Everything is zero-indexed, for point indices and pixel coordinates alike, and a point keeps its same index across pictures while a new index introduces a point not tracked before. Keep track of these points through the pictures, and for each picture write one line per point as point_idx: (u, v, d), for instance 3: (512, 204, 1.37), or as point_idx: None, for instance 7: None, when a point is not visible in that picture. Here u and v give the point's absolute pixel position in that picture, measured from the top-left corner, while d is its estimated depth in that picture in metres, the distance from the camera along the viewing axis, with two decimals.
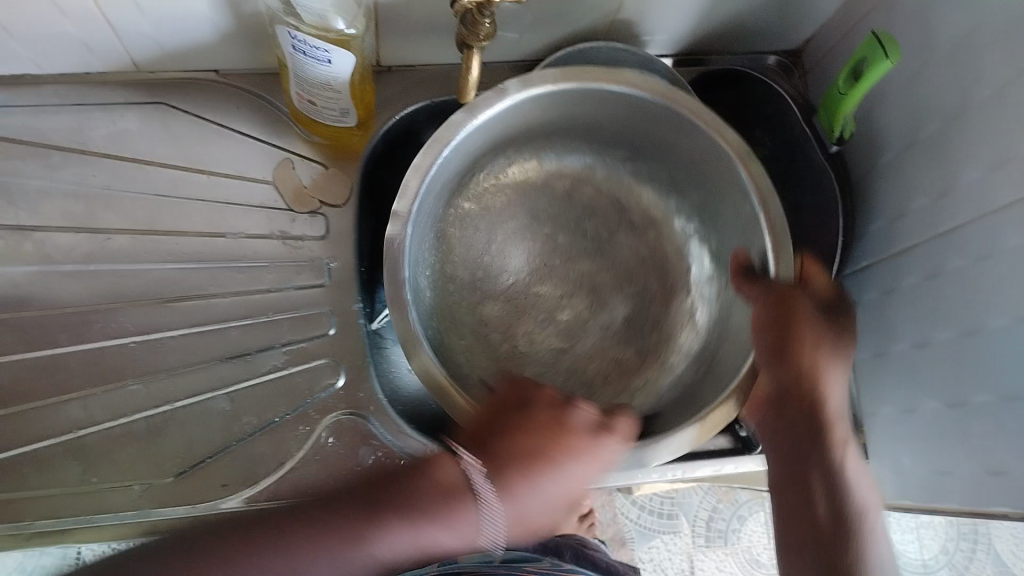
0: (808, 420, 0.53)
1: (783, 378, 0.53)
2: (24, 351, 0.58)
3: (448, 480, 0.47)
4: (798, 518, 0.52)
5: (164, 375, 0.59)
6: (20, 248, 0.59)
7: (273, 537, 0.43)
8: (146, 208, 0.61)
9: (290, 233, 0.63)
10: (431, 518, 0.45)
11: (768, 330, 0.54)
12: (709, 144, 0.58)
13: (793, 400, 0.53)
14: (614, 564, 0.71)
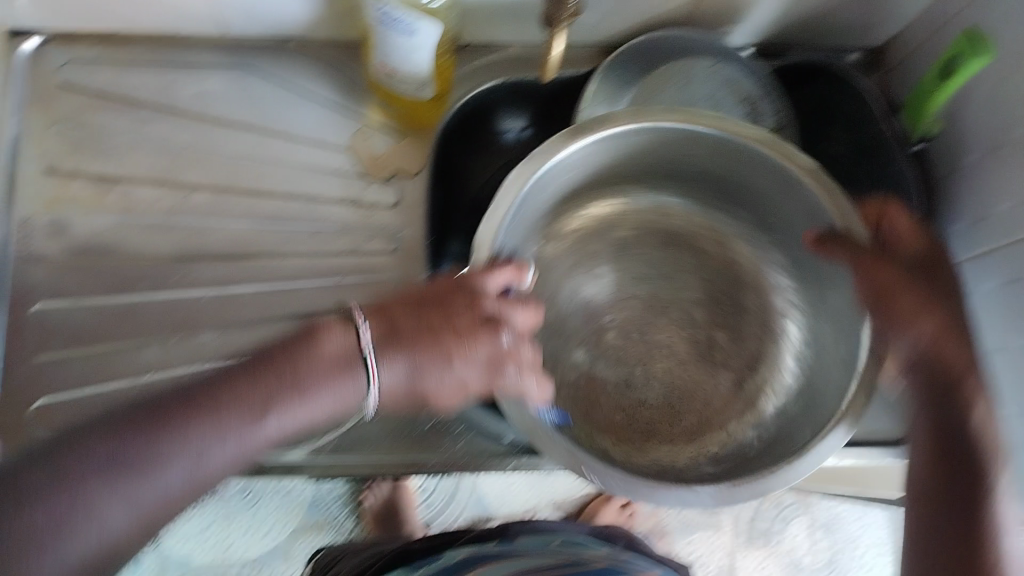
0: (943, 391, 0.47)
1: (915, 342, 0.47)
2: (106, 294, 0.60)
3: (338, 349, 0.44)
4: (936, 502, 0.47)
5: (236, 329, 0.61)
6: (107, 198, 0.62)
7: (168, 413, 0.39)
8: (227, 167, 0.63)
9: (362, 200, 0.64)
10: (316, 385, 0.42)
11: (869, 290, 0.49)
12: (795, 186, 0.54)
13: (930, 369, 0.47)
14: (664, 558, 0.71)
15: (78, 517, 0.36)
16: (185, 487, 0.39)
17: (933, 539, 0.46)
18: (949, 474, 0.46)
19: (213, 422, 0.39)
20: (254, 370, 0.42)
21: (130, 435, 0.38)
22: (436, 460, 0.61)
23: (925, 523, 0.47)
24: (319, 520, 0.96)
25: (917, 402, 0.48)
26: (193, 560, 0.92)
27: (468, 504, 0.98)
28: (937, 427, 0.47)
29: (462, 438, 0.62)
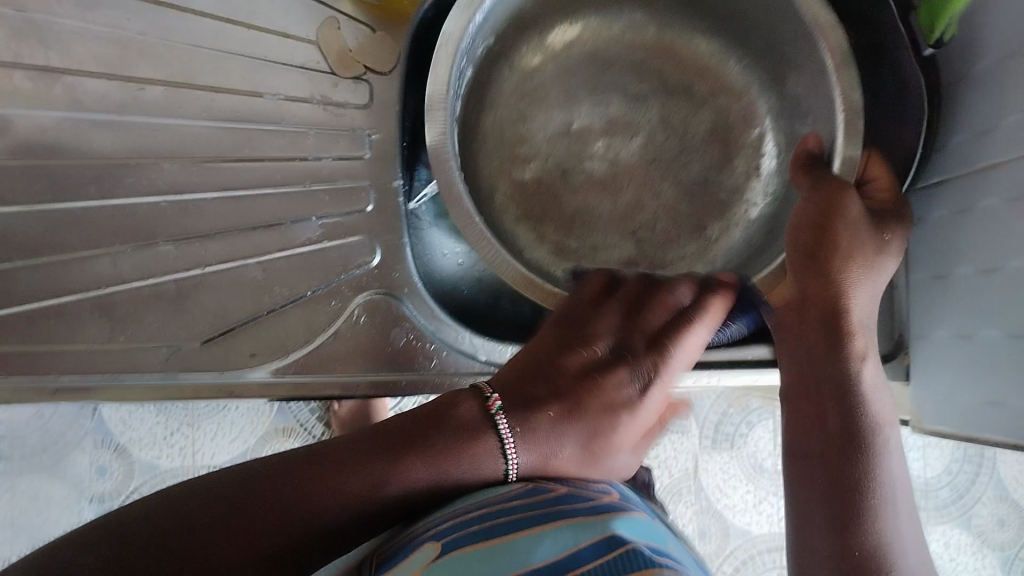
0: (826, 325, 0.51)
1: (807, 282, 0.51)
2: (54, 201, 0.56)
3: (469, 418, 0.47)
4: (804, 433, 0.49)
5: (197, 238, 0.57)
6: (51, 91, 0.56)
7: (338, 466, 0.43)
8: (184, 59, 0.58)
9: (330, 99, 0.59)
10: (453, 457, 0.45)
11: (803, 229, 0.52)
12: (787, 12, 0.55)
13: (816, 305, 0.51)
14: (632, 466, 0.67)
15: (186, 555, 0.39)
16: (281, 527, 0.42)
17: (803, 420, 0.50)
18: (826, 439, 0.48)
19: (363, 480, 0.43)
20: (410, 438, 0.45)
21: (269, 483, 0.42)
22: (410, 376, 0.58)
23: (791, 410, 0.51)
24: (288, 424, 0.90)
25: (792, 356, 0.52)
26: (160, 467, 0.86)
27: None
28: (818, 342, 0.51)
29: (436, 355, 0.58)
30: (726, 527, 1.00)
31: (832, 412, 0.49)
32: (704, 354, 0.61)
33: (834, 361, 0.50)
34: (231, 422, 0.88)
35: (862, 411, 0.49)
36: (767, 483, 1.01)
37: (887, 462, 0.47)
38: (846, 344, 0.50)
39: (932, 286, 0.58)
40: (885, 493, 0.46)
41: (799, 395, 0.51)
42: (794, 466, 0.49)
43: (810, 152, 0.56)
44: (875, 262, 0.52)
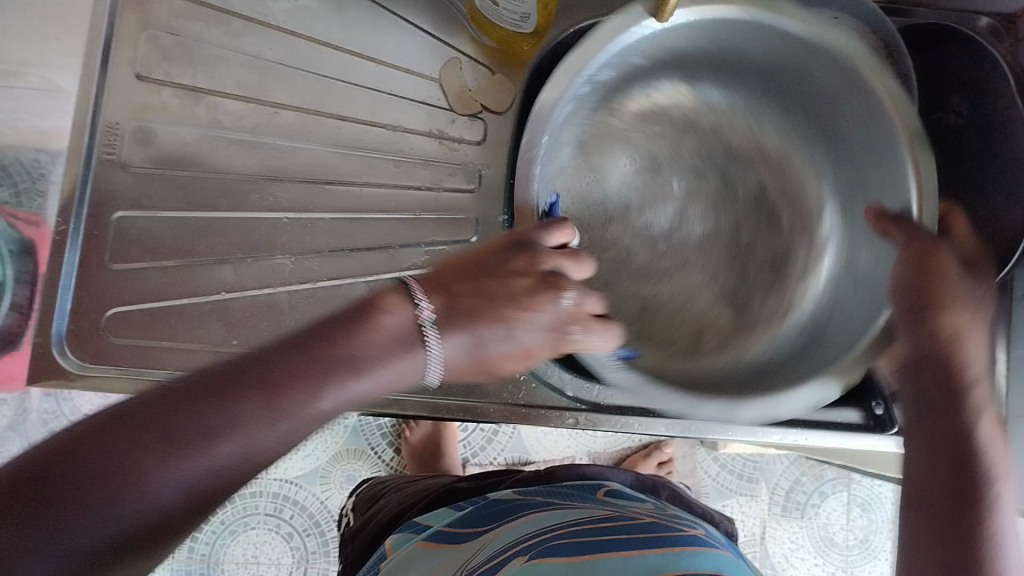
0: (943, 383, 0.45)
1: (915, 339, 0.47)
2: (184, 209, 0.60)
3: (401, 328, 0.43)
4: (924, 485, 0.43)
5: (312, 254, 0.61)
6: (193, 108, 0.61)
7: (269, 384, 0.39)
8: (315, 88, 0.62)
9: (448, 134, 0.63)
10: (379, 363, 0.42)
11: (904, 291, 0.48)
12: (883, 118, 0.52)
13: (930, 365, 0.46)
14: (713, 514, 0.66)
15: (87, 512, 0.35)
16: (225, 475, 0.38)
17: (917, 467, 0.44)
18: (949, 491, 0.42)
19: (311, 385, 0.40)
20: (328, 330, 0.42)
21: (189, 407, 0.37)
22: (497, 404, 0.61)
23: (919, 461, 0.44)
24: (360, 446, 0.96)
25: (910, 411, 0.46)
26: None
27: (507, 446, 0.99)
28: (935, 398, 0.45)
29: (525, 386, 0.61)
30: None
31: (964, 453, 0.43)
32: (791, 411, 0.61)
33: (961, 410, 0.44)
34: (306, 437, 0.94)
35: (983, 463, 0.42)
36: (836, 557, 0.99)
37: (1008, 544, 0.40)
38: (966, 396, 0.45)
39: None
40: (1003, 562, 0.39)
41: (917, 446, 0.45)
42: (911, 510, 0.43)
43: (882, 214, 0.51)
44: (981, 317, 0.47)
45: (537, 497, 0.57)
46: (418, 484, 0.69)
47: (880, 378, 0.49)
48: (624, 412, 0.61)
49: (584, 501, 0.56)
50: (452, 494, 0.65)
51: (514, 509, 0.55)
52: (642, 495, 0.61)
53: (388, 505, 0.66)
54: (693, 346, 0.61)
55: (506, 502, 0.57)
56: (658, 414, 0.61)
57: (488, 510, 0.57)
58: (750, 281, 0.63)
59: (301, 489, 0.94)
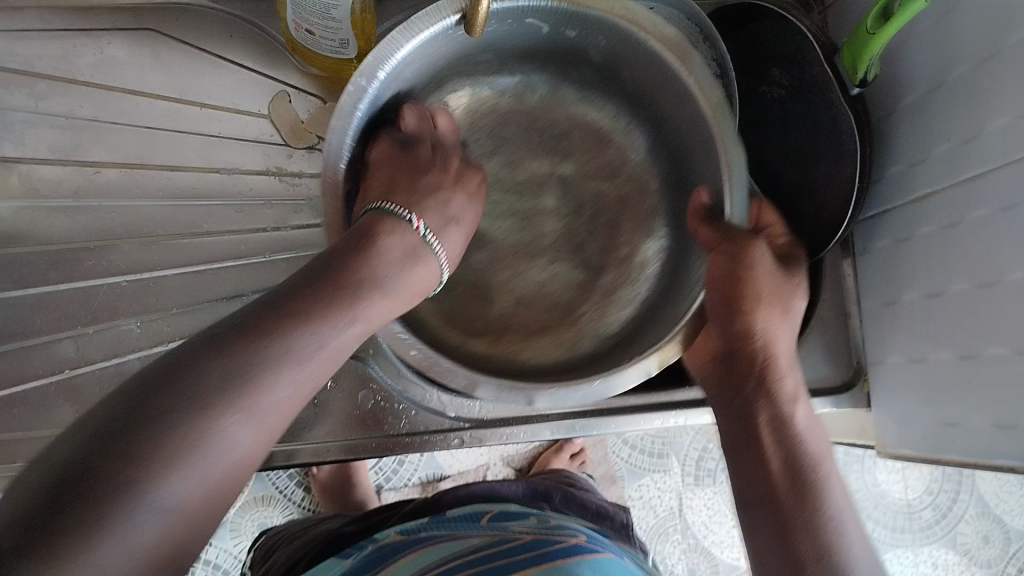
0: (755, 368, 0.50)
1: (729, 328, 0.51)
2: (14, 288, 0.56)
3: (401, 245, 0.48)
4: (750, 479, 0.47)
5: (161, 315, 0.58)
6: (6, 180, 0.57)
7: (268, 338, 0.38)
8: (137, 141, 0.59)
9: (286, 169, 0.61)
10: (393, 286, 0.45)
11: (720, 283, 0.52)
12: (686, 99, 0.55)
13: (742, 351, 0.51)
14: (606, 508, 0.66)
15: (172, 470, 0.33)
16: (293, 402, 0.38)
17: (752, 475, 0.47)
18: (770, 478, 0.46)
19: (336, 316, 0.41)
20: (292, 305, 0.40)
21: (164, 407, 0.34)
22: (378, 438, 0.60)
23: (730, 435, 0.50)
24: (267, 492, 0.90)
25: (728, 417, 0.51)
26: None
27: (420, 464, 0.94)
28: (744, 391, 0.50)
29: (406, 415, 0.60)
30: (714, 565, 0.97)
31: (775, 451, 0.47)
32: (669, 395, 0.64)
33: (758, 409, 0.49)
34: None
35: (798, 446, 0.47)
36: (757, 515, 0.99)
37: (829, 488, 0.45)
38: (770, 385, 0.50)
39: (884, 314, 0.60)
40: (828, 509, 0.44)
41: (741, 453, 0.49)
42: (748, 478, 0.48)
43: (704, 207, 0.54)
44: (788, 305, 0.52)
45: (422, 532, 0.56)
46: (310, 532, 0.66)
47: (695, 367, 0.55)
48: (506, 421, 0.61)
49: (466, 530, 0.55)
50: (341, 541, 0.63)
51: (391, 554, 0.54)
52: (527, 507, 0.61)
53: (279, 559, 0.64)
54: (540, 325, 0.62)
55: (383, 548, 0.55)
56: (542, 420, 0.62)
57: (374, 554, 0.55)
58: (588, 271, 0.64)
59: (210, 548, 0.87)
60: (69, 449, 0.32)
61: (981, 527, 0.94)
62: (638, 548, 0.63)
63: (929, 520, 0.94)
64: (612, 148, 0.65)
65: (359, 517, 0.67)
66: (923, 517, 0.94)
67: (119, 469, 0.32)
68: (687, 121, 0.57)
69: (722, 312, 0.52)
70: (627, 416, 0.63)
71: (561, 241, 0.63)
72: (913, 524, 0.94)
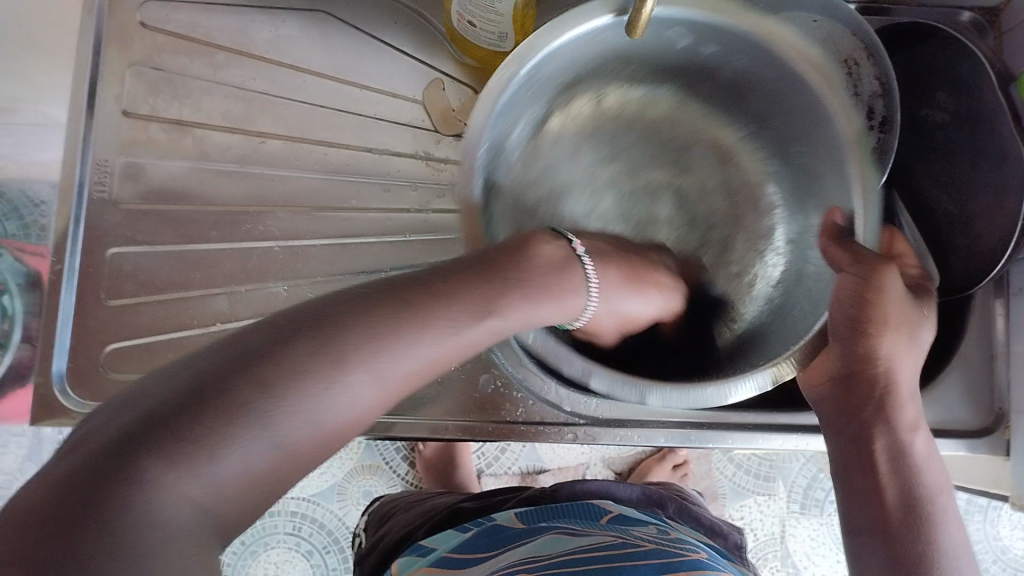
0: (876, 398, 0.49)
1: (849, 355, 0.50)
2: (178, 242, 0.61)
3: (553, 255, 0.47)
4: (861, 507, 0.48)
5: (305, 281, 0.61)
6: (181, 142, 0.62)
7: (366, 324, 0.36)
8: (299, 115, 0.62)
9: (433, 155, 0.63)
10: (543, 291, 0.44)
11: (842, 303, 0.49)
12: (828, 125, 0.54)
13: (862, 380, 0.50)
14: (718, 524, 0.66)
15: (241, 445, 0.32)
16: (387, 392, 0.37)
17: (867, 499, 0.48)
18: (884, 512, 0.47)
19: (474, 299, 0.41)
20: (425, 287, 0.39)
21: (236, 385, 0.32)
22: (495, 423, 0.61)
23: (839, 454, 0.51)
24: (376, 461, 0.93)
25: (840, 435, 0.51)
26: None
27: (521, 454, 0.96)
28: (863, 417, 0.50)
29: (524, 404, 0.62)
30: None
31: (891, 484, 0.48)
32: (792, 417, 0.62)
33: (875, 437, 0.49)
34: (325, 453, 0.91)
35: (913, 479, 0.48)
36: None
37: (944, 528, 0.46)
38: (890, 415, 0.49)
39: None
40: (939, 553, 0.45)
41: (849, 475, 0.50)
42: (861, 507, 0.48)
43: (835, 227, 0.52)
44: (918, 334, 0.50)
45: (539, 523, 0.57)
46: (425, 505, 0.69)
47: (808, 386, 0.53)
48: (622, 422, 0.62)
49: (585, 526, 0.55)
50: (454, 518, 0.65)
51: (511, 539, 0.55)
52: (642, 513, 0.61)
53: (396, 527, 0.67)
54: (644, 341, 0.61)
55: (503, 532, 0.57)
56: (659, 425, 0.62)
57: (489, 537, 0.56)
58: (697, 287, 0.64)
59: (318, 506, 0.91)
60: (160, 399, 0.31)
61: None
62: (752, 570, 0.63)
63: None
64: (734, 167, 0.66)
65: (474, 496, 0.69)
66: None
67: (200, 425, 0.31)
68: (825, 148, 0.55)
69: (843, 334, 0.50)
70: (744, 433, 0.62)
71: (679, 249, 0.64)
72: None
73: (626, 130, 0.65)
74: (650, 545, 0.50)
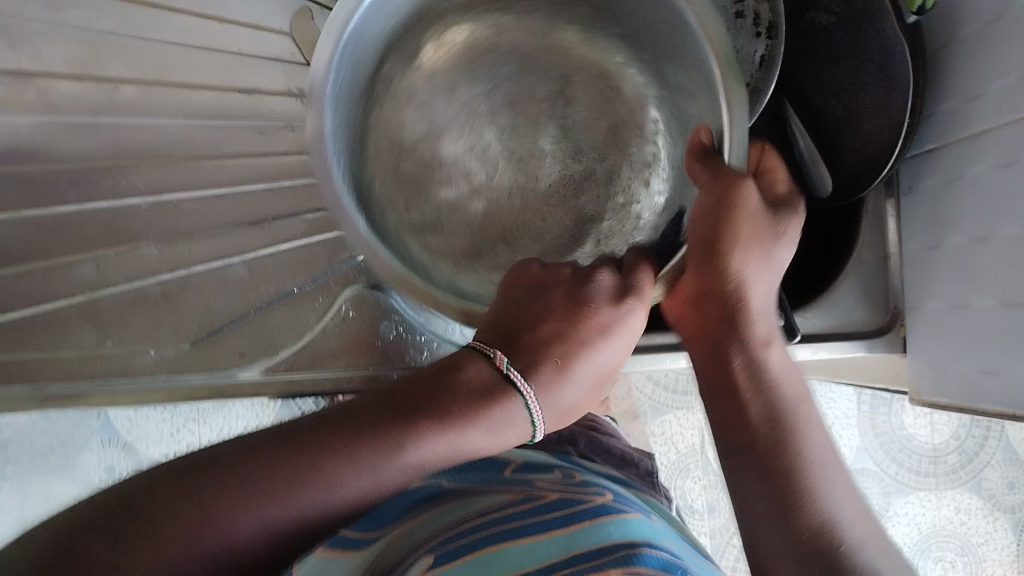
0: (727, 318, 0.49)
1: (704, 275, 0.49)
2: (31, 206, 0.55)
3: (480, 375, 0.45)
4: (734, 430, 0.46)
5: (178, 238, 0.57)
6: (24, 95, 0.56)
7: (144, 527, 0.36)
8: (155, 58, 0.57)
9: (308, 91, 0.59)
10: (340, 467, 0.40)
11: (703, 219, 0.49)
12: (673, 21, 0.52)
13: (713, 298, 0.49)
14: (631, 453, 0.66)
15: None
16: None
17: (734, 420, 0.46)
18: (750, 431, 0.45)
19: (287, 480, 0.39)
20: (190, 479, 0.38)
21: None
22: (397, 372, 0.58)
23: (705, 389, 0.49)
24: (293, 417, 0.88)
25: (701, 363, 0.50)
26: None
27: None
28: (715, 339, 0.49)
29: (427, 347, 0.59)
30: (736, 502, 0.96)
31: (755, 402, 0.46)
32: None
33: (734, 355, 0.48)
34: (235, 414, 0.84)
35: (772, 390, 0.47)
36: None
37: (807, 436, 0.45)
38: (742, 331, 0.48)
39: (926, 256, 0.57)
40: (808, 462, 0.44)
41: (716, 398, 0.48)
42: (732, 429, 0.46)
43: (700, 147, 0.50)
44: (771, 253, 0.50)
45: (443, 482, 0.55)
46: None
47: (671, 310, 0.52)
48: None
49: (488, 483, 0.54)
50: None
51: (413, 504, 0.53)
52: (546, 458, 0.60)
53: None
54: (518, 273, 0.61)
55: (405, 493, 0.55)
56: None
57: (398, 504, 0.54)
58: (576, 215, 0.62)
59: None
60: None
61: (1010, 474, 0.93)
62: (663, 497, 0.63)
63: (954, 465, 0.93)
64: (620, 95, 0.63)
65: (389, 448, 0.67)
66: (948, 462, 0.93)
67: None
68: (693, 70, 0.54)
69: (705, 245, 0.49)
70: (652, 355, 0.61)
71: (558, 186, 0.62)
72: (939, 469, 0.93)
73: (494, 60, 0.62)
74: (554, 495, 0.49)
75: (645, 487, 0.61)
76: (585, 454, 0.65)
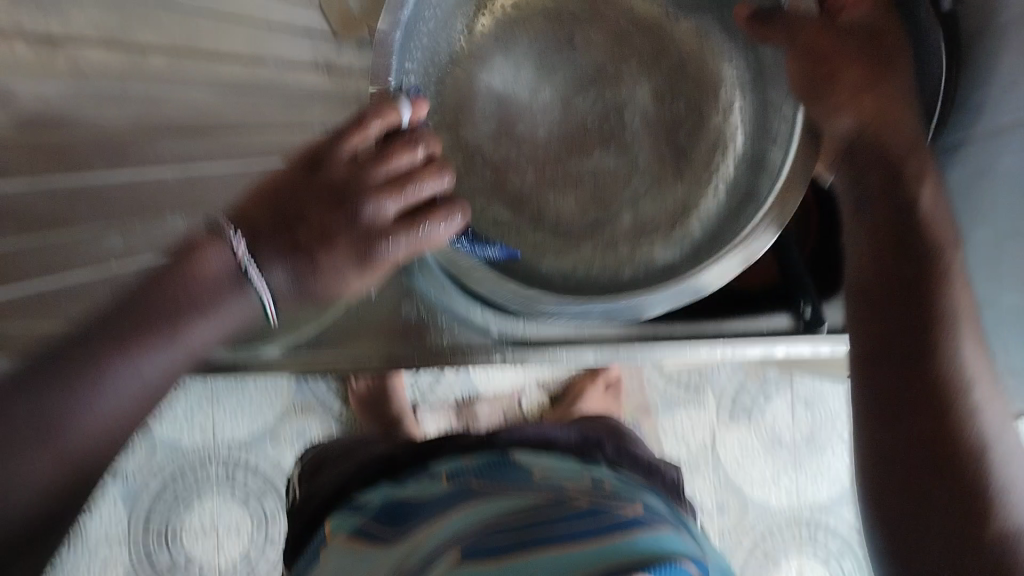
0: (907, 284, 0.46)
1: (901, 265, 0.47)
2: (52, 166, 0.55)
3: (222, 265, 0.43)
4: (887, 420, 0.45)
5: (200, 207, 0.55)
6: (53, 62, 0.57)
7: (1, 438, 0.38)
8: (183, 27, 0.58)
9: (335, 65, 0.59)
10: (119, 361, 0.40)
11: (885, 222, 0.48)
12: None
13: (915, 272, 0.46)
14: (657, 465, 0.67)
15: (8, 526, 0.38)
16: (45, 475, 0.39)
17: (905, 393, 0.45)
18: (931, 430, 0.44)
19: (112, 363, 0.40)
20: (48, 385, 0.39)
21: None
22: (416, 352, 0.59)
23: (868, 342, 0.47)
24: (307, 400, 0.89)
25: (882, 322, 0.47)
26: (183, 446, 0.86)
27: (455, 382, 0.94)
28: (900, 302, 0.46)
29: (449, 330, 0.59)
30: (744, 501, 0.96)
31: (942, 371, 0.45)
32: (718, 326, 0.62)
33: (906, 321, 0.46)
34: (251, 398, 0.87)
35: (947, 360, 0.45)
36: (785, 457, 0.97)
37: (984, 419, 0.44)
38: (934, 298, 0.46)
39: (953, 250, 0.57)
40: (1000, 482, 0.43)
41: (876, 358, 0.46)
42: (879, 420, 0.46)
43: (755, 14, 0.49)
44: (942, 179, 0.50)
45: (473, 482, 0.56)
46: (363, 453, 0.67)
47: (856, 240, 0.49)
48: (549, 344, 0.59)
49: (520, 484, 0.54)
50: (391, 469, 0.64)
51: (440, 503, 0.54)
52: (576, 462, 0.60)
53: (330, 480, 0.65)
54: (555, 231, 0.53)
55: (433, 493, 0.56)
56: (587, 342, 0.60)
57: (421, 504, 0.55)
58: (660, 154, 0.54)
59: (249, 452, 0.87)
60: None
61: None
62: (687, 510, 0.64)
63: None
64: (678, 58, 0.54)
65: (407, 445, 0.67)
66: None
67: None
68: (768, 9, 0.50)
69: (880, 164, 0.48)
70: (673, 345, 0.61)
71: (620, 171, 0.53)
72: None
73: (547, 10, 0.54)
74: (590, 501, 0.49)
75: (675, 504, 0.62)
76: (613, 460, 0.63)
